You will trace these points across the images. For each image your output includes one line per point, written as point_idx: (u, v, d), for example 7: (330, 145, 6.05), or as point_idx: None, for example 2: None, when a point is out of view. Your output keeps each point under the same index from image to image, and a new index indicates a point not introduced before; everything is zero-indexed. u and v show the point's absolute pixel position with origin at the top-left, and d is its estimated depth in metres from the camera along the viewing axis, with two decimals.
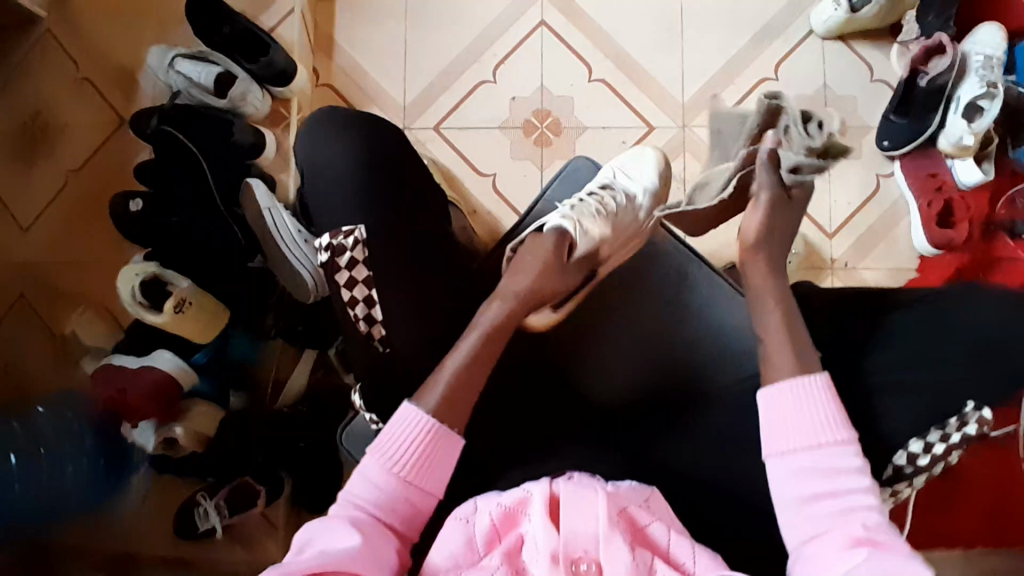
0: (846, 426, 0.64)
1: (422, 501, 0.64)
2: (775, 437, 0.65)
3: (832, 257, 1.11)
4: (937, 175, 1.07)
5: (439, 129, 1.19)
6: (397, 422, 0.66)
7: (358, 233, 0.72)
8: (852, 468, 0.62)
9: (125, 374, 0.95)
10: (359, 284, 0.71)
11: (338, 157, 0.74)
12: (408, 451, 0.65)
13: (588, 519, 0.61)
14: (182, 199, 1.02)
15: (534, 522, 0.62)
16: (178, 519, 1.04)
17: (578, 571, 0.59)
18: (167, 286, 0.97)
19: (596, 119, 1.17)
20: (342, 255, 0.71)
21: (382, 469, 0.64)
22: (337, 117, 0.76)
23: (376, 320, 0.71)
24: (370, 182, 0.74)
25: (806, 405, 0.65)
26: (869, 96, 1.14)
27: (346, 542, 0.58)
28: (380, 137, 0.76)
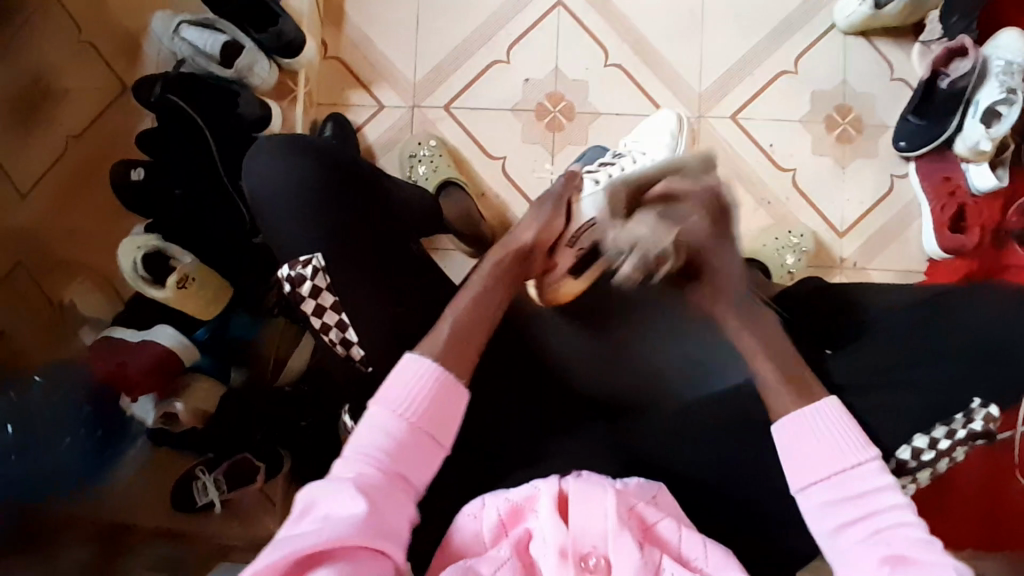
0: (868, 443, 0.63)
1: (431, 447, 0.62)
2: (795, 471, 0.63)
3: (841, 256, 1.10)
4: (951, 180, 1.05)
5: (450, 109, 1.17)
6: (402, 371, 0.64)
7: (316, 261, 0.70)
8: (880, 488, 0.60)
9: (123, 348, 0.94)
10: (327, 310, 0.70)
11: (287, 173, 0.72)
12: (415, 394, 0.63)
13: (598, 517, 0.61)
14: (187, 171, 1.00)
15: (543, 519, 0.61)
16: (177, 492, 1.04)
17: (587, 568, 0.59)
18: (169, 261, 0.95)
19: (610, 106, 1.15)
20: (303, 283, 0.70)
21: (388, 413, 0.62)
22: (278, 140, 0.74)
23: (352, 342, 0.70)
24: (331, 195, 0.72)
25: (821, 432, 0.64)
26: (888, 94, 1.12)
27: (355, 504, 0.55)
28: (324, 157, 0.74)
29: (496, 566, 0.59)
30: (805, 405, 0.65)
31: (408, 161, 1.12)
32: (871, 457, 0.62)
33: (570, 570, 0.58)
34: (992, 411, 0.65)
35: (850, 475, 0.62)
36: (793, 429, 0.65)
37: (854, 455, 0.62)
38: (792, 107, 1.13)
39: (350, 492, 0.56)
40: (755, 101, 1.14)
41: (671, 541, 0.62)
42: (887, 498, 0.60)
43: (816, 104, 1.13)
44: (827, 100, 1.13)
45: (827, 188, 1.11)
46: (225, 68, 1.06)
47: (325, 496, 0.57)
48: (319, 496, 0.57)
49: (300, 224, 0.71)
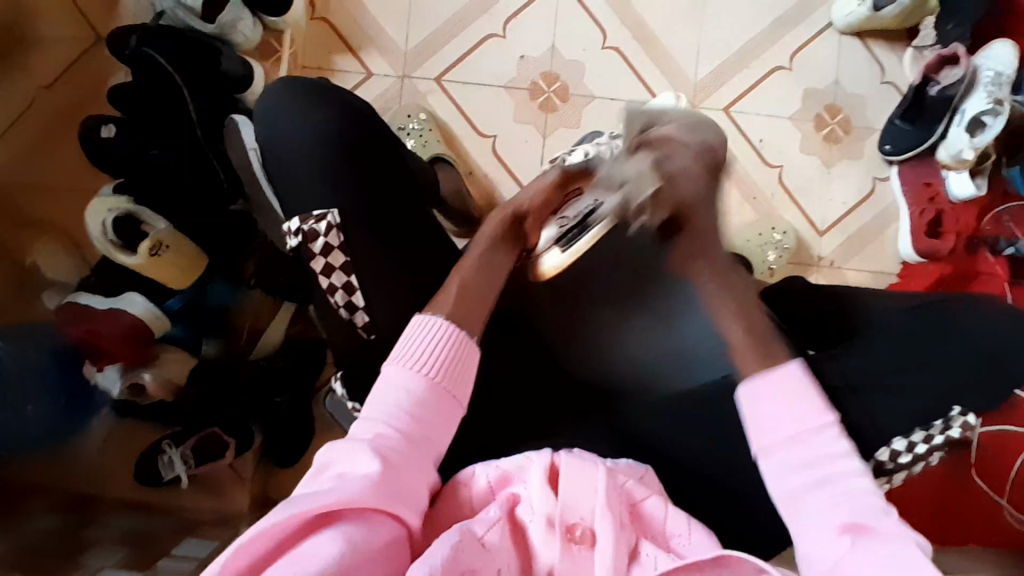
0: (828, 409, 0.61)
1: (452, 403, 0.62)
2: (757, 433, 0.61)
3: (820, 254, 1.12)
4: (931, 185, 1.08)
5: (441, 82, 1.14)
6: (417, 331, 0.64)
7: (330, 217, 0.68)
8: (838, 454, 0.58)
9: (92, 315, 0.90)
10: (337, 269, 0.68)
11: (303, 131, 0.71)
12: (434, 354, 0.63)
13: (587, 490, 0.59)
14: (164, 131, 0.93)
15: (531, 485, 0.60)
16: (141, 465, 1.00)
17: (573, 538, 0.57)
18: (142, 226, 0.90)
19: (605, 90, 1.13)
20: (314, 240, 0.68)
21: (408, 372, 0.61)
22: (295, 86, 0.74)
23: (358, 307, 0.68)
24: (339, 159, 0.70)
25: (776, 396, 0.62)
26: (877, 97, 1.14)
27: (368, 465, 0.55)
28: (347, 104, 0.73)
29: (487, 526, 0.57)
30: (761, 372, 0.64)
31: (396, 132, 1.09)
32: (828, 424, 0.60)
33: (555, 540, 0.57)
34: (968, 420, 0.67)
35: (803, 440, 0.59)
36: (757, 390, 0.63)
37: (807, 420, 0.60)
38: (784, 104, 1.14)
39: (367, 453, 0.56)
40: (748, 96, 1.14)
41: (657, 519, 0.60)
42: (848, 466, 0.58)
43: (807, 102, 1.14)
44: (818, 98, 1.14)
45: (814, 187, 1.13)
46: (206, 24, 1.00)
47: (341, 456, 0.56)
48: (334, 456, 0.56)
49: (306, 189, 0.69)
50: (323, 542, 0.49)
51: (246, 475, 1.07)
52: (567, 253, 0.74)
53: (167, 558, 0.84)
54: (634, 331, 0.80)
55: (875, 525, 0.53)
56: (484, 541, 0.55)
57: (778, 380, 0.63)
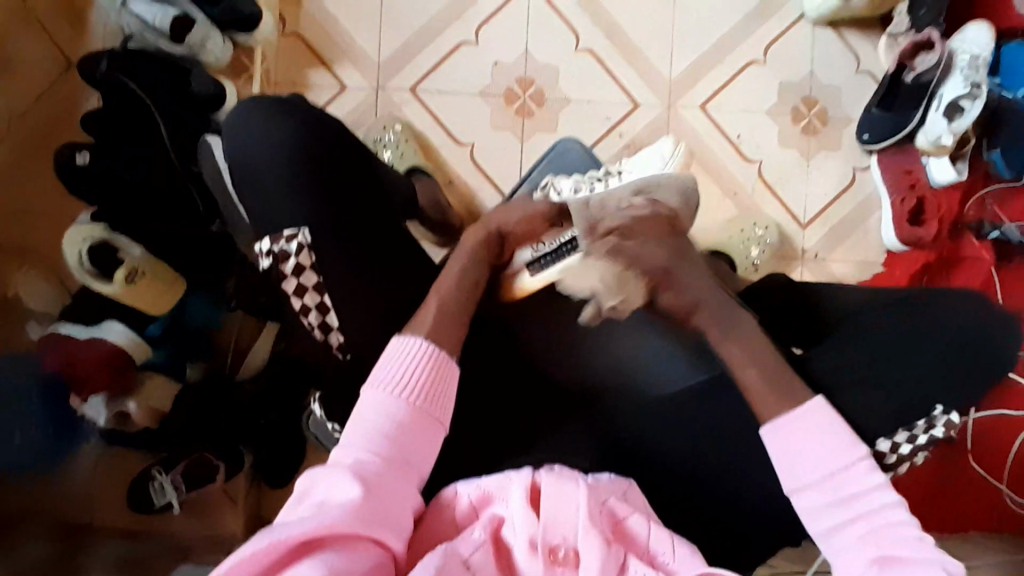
0: (856, 442, 0.60)
1: (432, 427, 0.63)
2: (787, 474, 0.61)
3: (804, 247, 1.12)
4: (912, 172, 1.08)
5: (415, 92, 1.13)
6: (395, 353, 0.64)
7: (301, 236, 0.66)
8: (872, 488, 0.59)
9: (74, 345, 0.90)
10: (310, 290, 0.67)
11: (267, 152, 0.69)
12: (412, 376, 0.63)
13: (569, 510, 0.59)
14: (132, 157, 0.92)
15: (513, 506, 0.59)
16: (133, 492, 0.99)
17: (556, 559, 0.57)
18: (116, 253, 0.90)
19: (581, 92, 1.13)
20: (286, 261, 0.66)
21: (387, 397, 0.62)
22: (256, 106, 0.71)
23: (332, 328, 0.68)
24: (300, 175, 0.68)
25: (804, 437, 0.61)
26: (853, 87, 1.14)
27: (349, 492, 0.55)
28: (312, 121, 0.71)
29: (472, 548, 0.57)
30: (784, 413, 0.62)
31: (372, 145, 1.08)
32: (859, 458, 0.60)
33: (538, 561, 0.56)
34: (952, 419, 0.64)
35: (837, 484, 0.59)
36: (780, 435, 0.62)
37: (839, 463, 0.59)
38: (761, 97, 1.13)
39: (347, 480, 0.56)
40: (724, 91, 1.13)
41: (641, 537, 0.60)
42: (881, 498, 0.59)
43: (783, 94, 1.13)
44: (794, 90, 1.13)
45: (794, 179, 1.13)
46: (175, 45, 1.00)
47: (322, 485, 0.56)
48: (316, 484, 0.56)
49: (269, 208, 0.68)
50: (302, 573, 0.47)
51: (239, 498, 1.05)
52: (539, 278, 0.75)
53: None
54: (616, 336, 0.77)
55: (906, 554, 0.55)
56: (470, 564, 0.55)
57: (804, 419, 0.61)
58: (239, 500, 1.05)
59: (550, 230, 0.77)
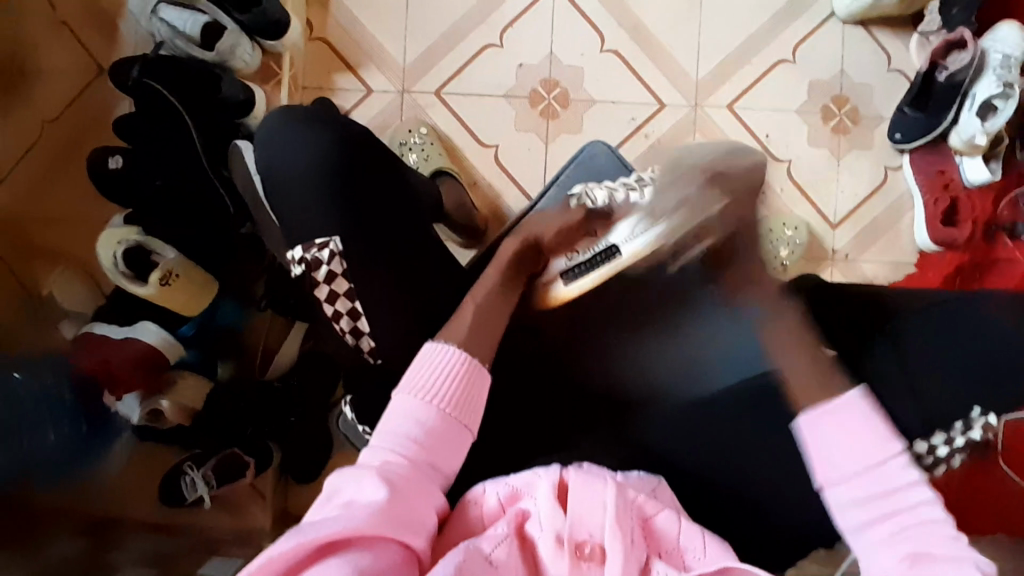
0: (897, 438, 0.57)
1: (461, 436, 0.62)
2: (826, 468, 0.58)
3: (834, 247, 1.10)
4: (945, 173, 1.05)
5: (441, 94, 1.14)
6: (427, 357, 0.64)
7: (334, 244, 0.68)
8: (912, 484, 0.56)
9: (108, 344, 0.91)
10: (341, 296, 0.68)
11: (303, 159, 0.70)
12: (444, 383, 0.63)
13: (595, 507, 0.59)
14: (167, 160, 0.94)
15: (540, 502, 0.59)
16: (164, 485, 1.02)
17: (582, 556, 0.57)
18: (151, 255, 0.91)
19: (606, 93, 1.12)
20: (319, 269, 0.68)
21: (416, 402, 0.61)
22: (293, 115, 0.73)
23: (363, 333, 0.68)
24: (330, 181, 0.70)
25: (852, 431, 0.58)
26: (884, 86, 1.12)
27: (374, 493, 0.55)
28: (346, 128, 0.73)
29: (495, 543, 0.56)
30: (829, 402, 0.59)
31: (397, 148, 1.09)
32: (897, 454, 0.57)
33: (564, 556, 0.56)
34: (988, 420, 0.64)
35: (872, 473, 0.57)
36: (818, 425, 0.59)
37: (877, 456, 0.57)
38: (789, 97, 1.12)
39: (373, 481, 0.56)
40: (751, 91, 1.12)
41: (669, 535, 0.60)
42: (915, 495, 0.56)
43: (812, 93, 1.12)
44: (824, 90, 1.12)
45: (824, 179, 1.11)
46: (206, 51, 1.01)
47: (349, 484, 0.57)
48: (344, 484, 0.57)
49: (301, 210, 0.70)
50: (330, 569, 0.48)
51: (268, 493, 1.08)
52: (574, 285, 0.77)
53: None
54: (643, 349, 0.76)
55: (939, 552, 0.53)
56: (493, 561, 0.55)
57: (838, 409, 0.59)
58: (268, 496, 1.08)
59: (584, 241, 0.79)
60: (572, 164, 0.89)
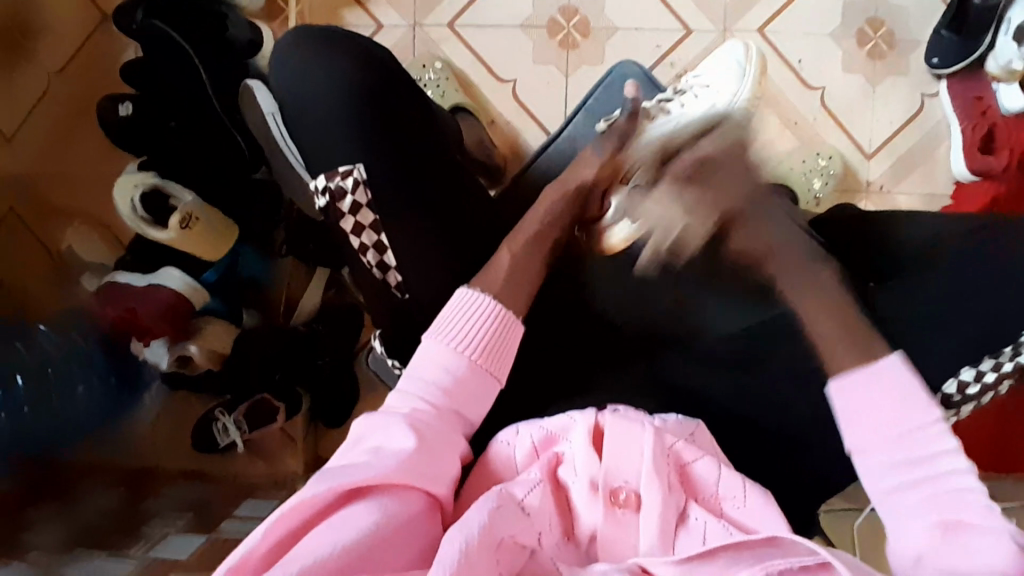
0: (933, 403, 0.54)
1: (489, 385, 0.62)
2: (853, 430, 0.55)
3: (868, 180, 1.07)
4: (982, 99, 1.00)
5: (454, 28, 1.09)
6: (460, 305, 0.63)
7: (357, 172, 0.65)
8: (942, 453, 0.52)
9: (133, 292, 0.91)
10: (366, 229, 0.67)
11: (322, 85, 0.66)
12: (478, 331, 0.62)
13: (631, 452, 0.58)
14: (179, 100, 0.91)
15: (576, 446, 0.60)
16: (198, 434, 1.05)
17: (617, 502, 0.56)
18: (170, 200, 0.89)
19: (628, 20, 1.07)
20: (342, 199, 0.66)
21: (446, 349, 0.61)
22: (310, 34, 0.68)
23: (390, 266, 0.68)
24: (349, 111, 0.66)
25: (885, 392, 0.55)
26: (921, 8, 1.05)
27: (402, 441, 0.55)
28: (369, 50, 0.68)
29: (527, 489, 0.57)
30: (853, 368, 0.57)
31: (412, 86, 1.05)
32: (932, 422, 0.53)
33: (598, 503, 0.56)
34: None
35: (906, 439, 0.53)
36: (850, 387, 0.56)
37: (910, 423, 0.53)
38: (821, 20, 1.06)
39: (402, 428, 0.56)
40: (781, 16, 1.06)
41: (707, 482, 0.59)
42: (948, 465, 0.52)
43: (846, 16, 1.06)
44: (859, 12, 1.06)
45: (858, 108, 1.06)
46: None
47: (377, 431, 0.56)
48: (371, 430, 0.56)
49: (320, 141, 0.67)
50: (358, 514, 0.49)
51: (297, 438, 1.10)
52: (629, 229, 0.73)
53: (229, 521, 0.91)
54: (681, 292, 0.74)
55: (974, 523, 0.49)
56: (523, 506, 0.55)
57: (871, 374, 0.56)
58: (299, 440, 1.10)
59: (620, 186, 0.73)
60: (598, 87, 0.87)
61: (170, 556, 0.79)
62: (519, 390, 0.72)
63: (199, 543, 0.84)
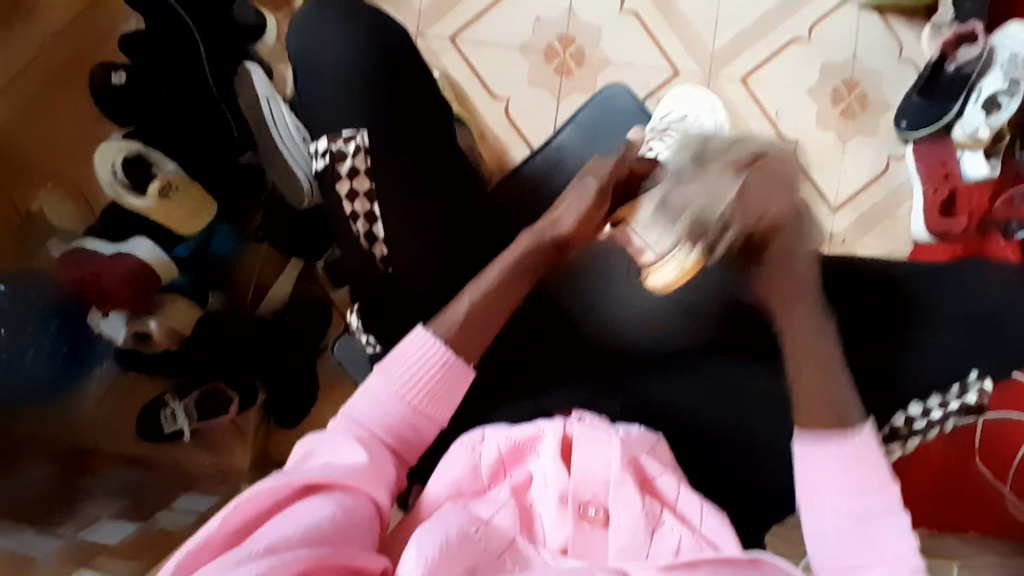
0: (892, 486, 0.59)
1: (427, 429, 0.63)
2: (812, 494, 0.60)
3: (831, 231, 1.12)
4: (946, 164, 1.06)
5: (455, 41, 1.12)
6: (406, 345, 0.63)
7: (359, 139, 0.69)
8: (896, 533, 0.57)
9: (95, 258, 0.86)
10: (361, 197, 0.69)
11: (343, 58, 0.70)
12: (419, 376, 0.63)
13: (600, 463, 0.60)
14: (172, 72, 0.88)
15: (545, 460, 0.61)
16: (144, 418, 1.01)
17: (586, 516, 0.59)
18: (149, 168, 0.87)
19: (622, 55, 1.12)
20: (343, 162, 0.69)
21: (390, 391, 0.62)
22: (338, 7, 0.72)
23: (378, 239, 0.69)
24: (374, 80, 0.70)
25: (843, 466, 0.59)
26: (894, 74, 1.13)
27: (353, 456, 0.57)
28: (390, 30, 0.73)
29: (495, 509, 0.58)
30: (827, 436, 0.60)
31: None
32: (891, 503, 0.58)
33: (568, 515, 0.58)
34: (986, 385, 0.67)
35: (864, 515, 0.58)
36: (815, 452, 0.60)
37: (868, 499, 0.58)
38: (801, 76, 1.13)
39: (350, 446, 0.58)
40: (764, 67, 1.13)
41: (669, 497, 0.61)
42: (899, 541, 0.57)
43: (823, 76, 1.13)
44: (835, 72, 1.13)
45: (827, 162, 1.12)
46: None
47: (325, 447, 0.59)
48: (318, 447, 0.59)
49: (335, 111, 0.70)
50: (314, 506, 0.52)
51: (248, 434, 1.08)
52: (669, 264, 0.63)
53: (167, 511, 0.87)
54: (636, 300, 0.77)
55: None
56: (490, 524, 0.57)
57: (840, 452, 0.59)
58: (250, 436, 1.08)
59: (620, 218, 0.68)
60: (588, 105, 0.87)
61: (101, 541, 0.76)
62: (485, 388, 0.73)
63: (133, 531, 0.80)
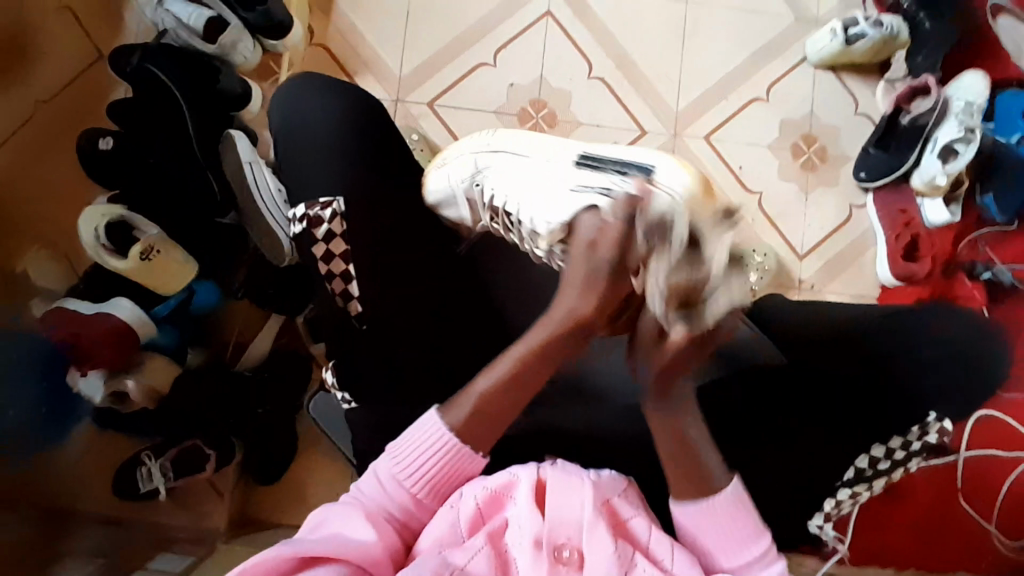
0: (761, 534, 0.61)
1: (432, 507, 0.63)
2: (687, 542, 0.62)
3: (801, 278, 1.15)
4: (906, 212, 1.11)
5: (433, 106, 1.18)
6: (414, 428, 0.63)
7: (336, 205, 0.72)
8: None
9: (78, 318, 0.88)
10: (337, 258, 0.72)
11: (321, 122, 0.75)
12: (426, 461, 0.62)
13: (574, 505, 0.60)
14: (163, 139, 0.94)
15: (520, 505, 0.60)
16: (120, 478, 1.00)
17: (561, 559, 0.58)
18: (133, 232, 0.90)
19: (592, 116, 1.18)
20: (319, 226, 0.72)
21: (398, 473, 0.62)
22: (316, 82, 0.78)
23: (354, 296, 0.72)
24: (348, 140, 0.75)
25: (707, 521, 0.61)
26: (850, 128, 1.19)
27: (361, 532, 0.58)
28: (362, 97, 0.78)
29: (470, 555, 0.58)
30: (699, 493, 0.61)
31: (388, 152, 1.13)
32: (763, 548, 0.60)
33: (542, 560, 0.58)
34: (945, 426, 0.69)
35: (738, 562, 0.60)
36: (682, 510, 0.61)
37: (743, 550, 0.60)
38: (763, 132, 1.19)
39: (360, 521, 0.59)
40: (727, 125, 1.19)
41: (642, 540, 0.61)
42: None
43: (784, 132, 1.19)
44: (794, 128, 1.19)
45: (792, 212, 1.16)
46: (207, 43, 1.03)
47: (333, 518, 0.60)
48: (328, 517, 0.60)
49: (311, 172, 0.74)
50: None
51: (225, 492, 1.07)
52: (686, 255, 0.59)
53: (142, 571, 0.85)
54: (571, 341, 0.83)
55: None
56: (465, 571, 0.57)
57: (709, 509, 0.61)
58: (226, 495, 1.07)
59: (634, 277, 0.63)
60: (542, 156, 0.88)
61: None
62: None
63: None
